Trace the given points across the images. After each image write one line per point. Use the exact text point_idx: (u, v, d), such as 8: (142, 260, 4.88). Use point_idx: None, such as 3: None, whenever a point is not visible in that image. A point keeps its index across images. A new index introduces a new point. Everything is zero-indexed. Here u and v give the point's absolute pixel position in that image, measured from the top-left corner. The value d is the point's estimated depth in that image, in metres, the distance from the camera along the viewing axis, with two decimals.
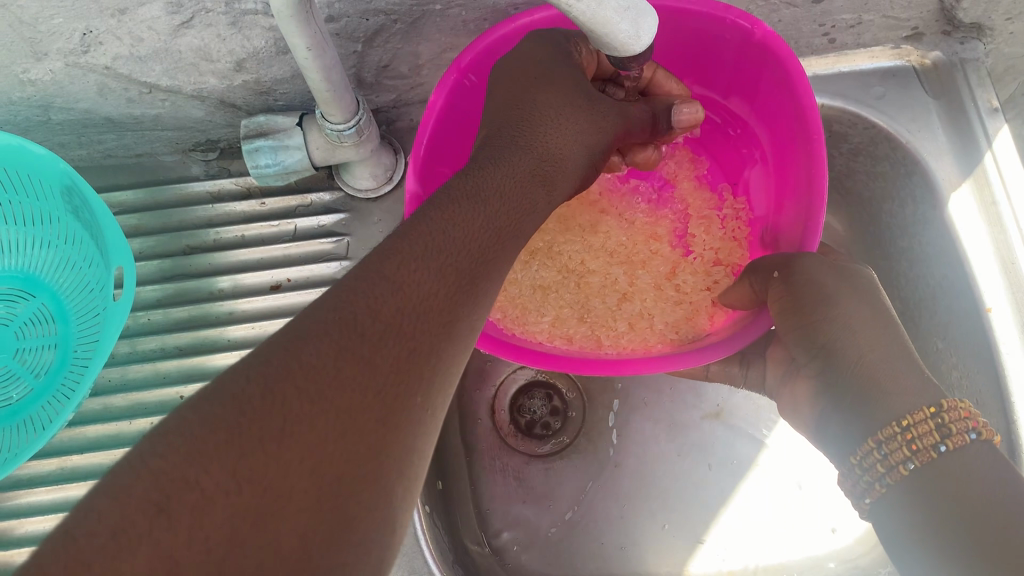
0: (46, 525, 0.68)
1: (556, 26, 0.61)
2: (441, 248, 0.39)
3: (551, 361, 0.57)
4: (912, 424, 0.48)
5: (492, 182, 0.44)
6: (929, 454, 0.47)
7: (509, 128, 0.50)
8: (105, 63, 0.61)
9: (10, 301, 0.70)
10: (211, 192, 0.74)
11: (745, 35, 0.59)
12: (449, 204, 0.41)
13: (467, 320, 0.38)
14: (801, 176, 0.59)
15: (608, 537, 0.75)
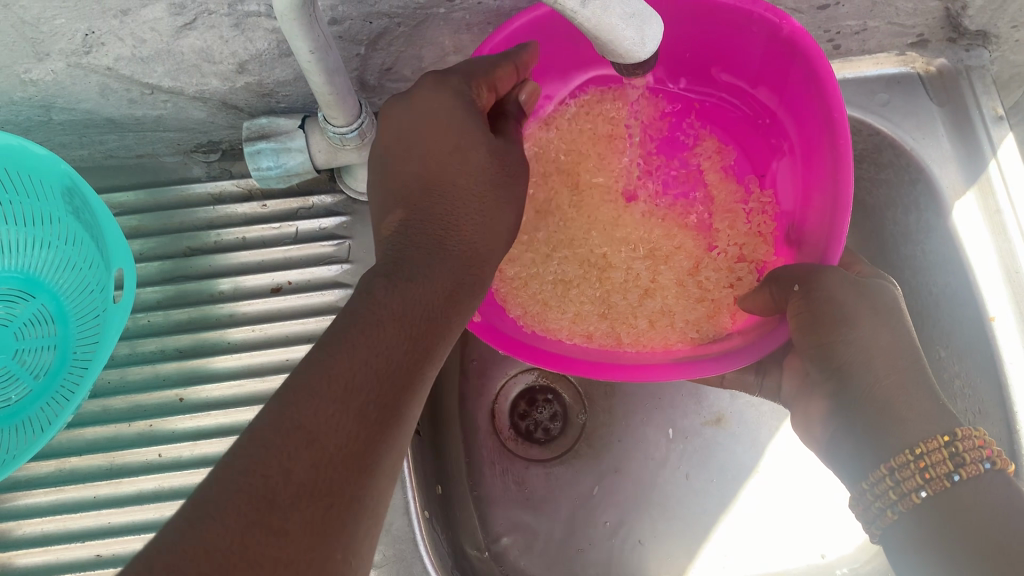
0: (43, 527, 0.68)
1: (550, 20, 0.60)
2: (357, 386, 0.39)
3: (564, 365, 0.58)
4: (925, 453, 0.50)
5: (410, 297, 0.44)
6: (943, 482, 0.49)
7: (425, 223, 0.49)
8: (107, 64, 0.60)
9: (10, 301, 0.70)
10: (213, 193, 0.73)
11: (772, 29, 0.58)
12: (365, 331, 0.41)
13: (388, 453, 0.39)
14: (826, 176, 0.58)
15: (608, 543, 0.75)
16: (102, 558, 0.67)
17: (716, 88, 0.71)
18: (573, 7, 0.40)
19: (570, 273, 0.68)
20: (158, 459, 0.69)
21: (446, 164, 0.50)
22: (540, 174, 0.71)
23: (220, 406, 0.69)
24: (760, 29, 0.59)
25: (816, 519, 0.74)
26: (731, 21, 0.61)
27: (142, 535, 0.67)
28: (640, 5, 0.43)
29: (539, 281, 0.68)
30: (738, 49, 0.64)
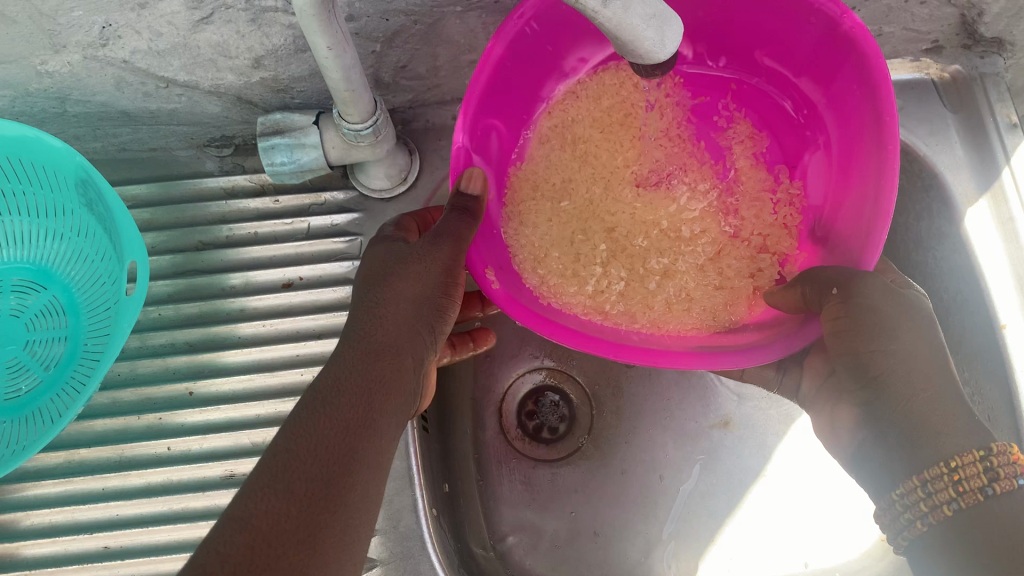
0: (51, 518, 0.68)
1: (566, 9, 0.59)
2: (288, 475, 0.43)
3: (589, 344, 0.56)
4: (959, 468, 0.49)
5: (337, 386, 0.48)
6: (976, 496, 0.49)
7: (348, 330, 0.53)
8: (123, 57, 0.60)
9: (21, 292, 0.70)
10: (226, 188, 0.74)
11: (831, 23, 0.57)
12: (293, 428, 0.45)
13: (331, 523, 0.42)
14: (869, 178, 0.58)
15: (614, 544, 0.75)
16: (111, 550, 0.67)
17: (758, 71, 0.70)
18: (594, 7, 0.40)
19: (592, 250, 0.67)
20: (167, 452, 0.69)
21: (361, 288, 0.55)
22: (569, 151, 0.71)
23: (229, 400, 0.69)
24: (818, 22, 0.58)
25: (817, 523, 0.74)
26: (788, 10, 0.59)
27: (150, 527, 0.67)
28: (660, 6, 0.43)
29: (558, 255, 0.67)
30: (789, 37, 0.63)
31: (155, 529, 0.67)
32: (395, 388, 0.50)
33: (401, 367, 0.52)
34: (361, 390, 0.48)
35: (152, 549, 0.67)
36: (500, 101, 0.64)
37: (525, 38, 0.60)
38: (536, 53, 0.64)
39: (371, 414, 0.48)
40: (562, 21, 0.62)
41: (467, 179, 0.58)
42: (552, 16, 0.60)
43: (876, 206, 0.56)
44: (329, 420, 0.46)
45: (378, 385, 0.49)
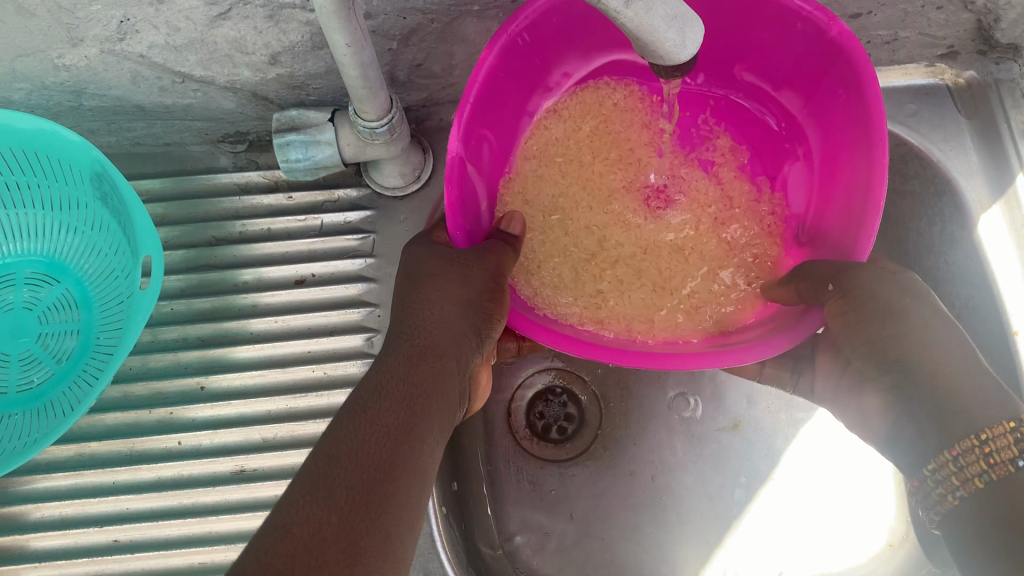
0: (61, 510, 0.68)
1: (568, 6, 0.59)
2: (329, 484, 0.42)
3: (578, 347, 0.55)
4: (986, 440, 0.49)
5: (380, 396, 0.48)
6: (1006, 468, 0.48)
7: (391, 338, 0.53)
8: (140, 51, 0.60)
9: (34, 285, 0.70)
10: (239, 183, 0.73)
11: (818, 30, 0.57)
12: (336, 437, 0.45)
13: (371, 532, 0.41)
14: (857, 185, 0.58)
15: (622, 545, 0.75)
16: (121, 543, 0.68)
17: (735, 87, 0.71)
18: (616, 7, 0.41)
19: (583, 257, 0.67)
20: (177, 447, 0.69)
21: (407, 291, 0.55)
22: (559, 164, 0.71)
23: (241, 395, 0.69)
24: (805, 28, 0.58)
25: (825, 527, 0.74)
26: (777, 19, 0.59)
27: (160, 521, 0.68)
28: (682, 7, 0.43)
29: (554, 264, 0.67)
30: (766, 48, 0.63)
31: (165, 523, 0.68)
32: (438, 397, 0.50)
33: (447, 375, 0.51)
34: (404, 397, 0.48)
35: (162, 542, 0.68)
36: (496, 111, 0.63)
37: (518, 48, 0.59)
38: (527, 67, 0.63)
39: (413, 422, 0.47)
40: (552, 30, 0.61)
41: (507, 219, 0.61)
42: (545, 26, 0.59)
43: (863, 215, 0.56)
44: (370, 426, 0.46)
45: (419, 393, 0.49)
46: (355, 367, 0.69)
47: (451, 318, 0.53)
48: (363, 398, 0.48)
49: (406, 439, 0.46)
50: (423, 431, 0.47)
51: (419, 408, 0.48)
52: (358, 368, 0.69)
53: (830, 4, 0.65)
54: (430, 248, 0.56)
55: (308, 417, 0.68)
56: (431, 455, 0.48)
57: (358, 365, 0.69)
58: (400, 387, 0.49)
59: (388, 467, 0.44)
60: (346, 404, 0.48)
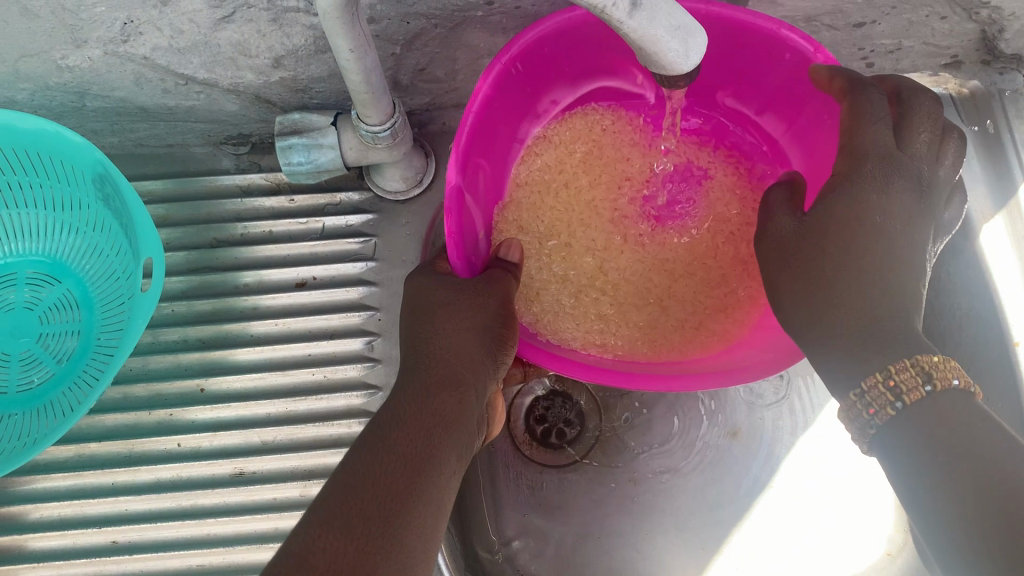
0: (61, 511, 0.68)
1: (565, 33, 0.59)
2: (346, 513, 0.42)
3: (598, 374, 0.55)
4: (896, 375, 0.43)
5: (398, 424, 0.48)
6: (918, 395, 0.42)
7: (410, 364, 0.52)
8: (143, 53, 0.60)
9: (35, 285, 0.70)
10: (241, 185, 0.73)
11: (804, 58, 0.58)
12: (355, 466, 0.45)
13: (384, 566, 0.41)
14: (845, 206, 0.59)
15: (620, 550, 0.75)
16: (120, 544, 0.68)
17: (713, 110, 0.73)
18: (620, 18, 0.41)
19: (582, 279, 0.67)
20: (177, 449, 0.69)
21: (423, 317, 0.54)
22: (551, 185, 0.71)
23: (241, 398, 0.69)
24: (793, 57, 0.59)
25: (824, 535, 0.74)
26: (766, 50, 0.60)
27: (159, 523, 0.68)
28: (685, 18, 0.43)
29: (553, 291, 0.67)
30: (753, 77, 0.66)
31: (164, 525, 0.68)
32: (457, 426, 0.49)
33: (466, 403, 0.51)
34: (422, 427, 0.48)
35: (161, 544, 0.68)
36: (490, 141, 0.63)
37: (512, 77, 0.59)
38: (518, 96, 0.63)
39: (432, 452, 0.47)
40: (546, 57, 0.62)
41: (505, 247, 0.59)
42: (540, 53, 0.60)
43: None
44: (387, 456, 0.46)
45: (437, 422, 0.48)
46: (356, 371, 0.69)
47: (468, 345, 0.53)
48: (381, 428, 0.48)
49: (424, 469, 0.46)
50: (441, 461, 0.47)
51: (438, 438, 0.48)
52: (358, 371, 0.69)
53: (834, 12, 0.65)
54: (439, 274, 0.55)
55: (308, 420, 0.68)
56: (450, 485, 0.48)
57: (358, 369, 0.69)
58: (418, 416, 0.48)
59: (405, 499, 0.44)
60: (365, 434, 0.48)
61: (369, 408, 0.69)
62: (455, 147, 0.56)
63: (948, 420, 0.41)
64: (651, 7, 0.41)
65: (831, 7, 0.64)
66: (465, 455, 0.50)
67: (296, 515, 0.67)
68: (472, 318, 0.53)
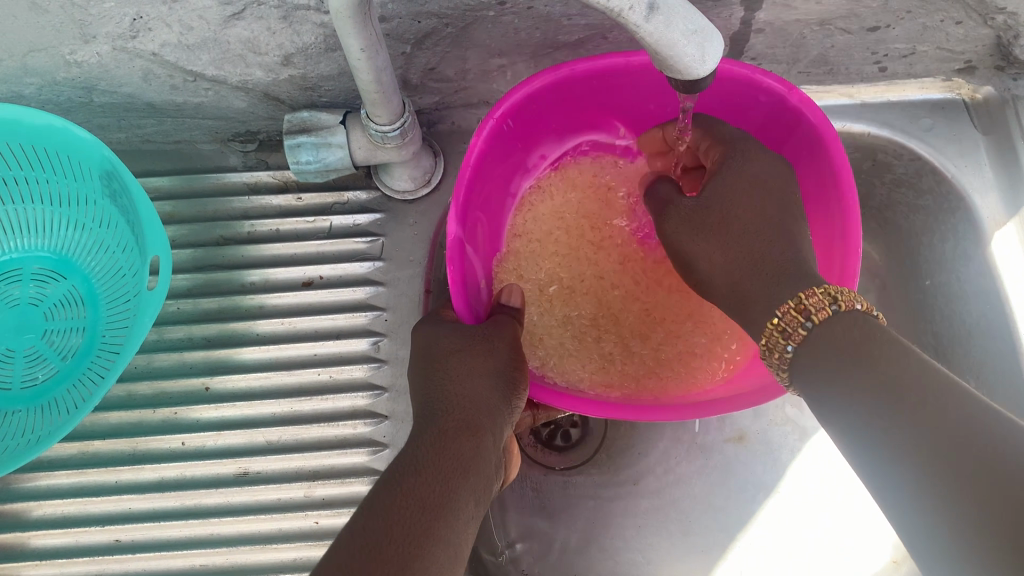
0: (64, 509, 0.68)
1: (555, 87, 0.61)
2: (365, 558, 0.39)
3: (615, 411, 0.55)
4: (805, 302, 0.49)
5: (415, 469, 0.46)
6: (825, 314, 0.48)
7: (425, 413, 0.51)
8: (152, 49, 0.60)
9: (40, 281, 0.70)
10: (249, 183, 0.73)
11: (779, 98, 0.60)
12: (373, 512, 0.42)
13: None
14: (837, 230, 0.60)
15: (624, 554, 0.74)
16: (123, 543, 0.68)
17: None
18: (637, 22, 0.40)
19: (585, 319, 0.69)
20: (181, 448, 0.69)
21: (436, 367, 0.53)
22: (550, 230, 0.71)
23: (246, 397, 0.69)
24: (766, 98, 0.61)
25: (829, 542, 0.73)
26: (740, 92, 0.62)
27: (163, 522, 0.68)
28: (702, 22, 0.43)
29: (555, 335, 0.68)
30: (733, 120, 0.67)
31: (168, 524, 0.68)
32: (476, 471, 0.47)
33: (484, 449, 0.49)
34: (441, 473, 0.46)
35: (165, 543, 0.68)
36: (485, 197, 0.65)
37: (504, 130, 0.61)
38: (510, 148, 0.65)
39: (450, 502, 0.45)
40: (533, 114, 0.64)
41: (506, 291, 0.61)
42: (526, 109, 0.62)
43: (850, 259, 0.58)
44: (406, 502, 0.43)
45: (456, 466, 0.47)
46: (361, 371, 0.69)
47: (481, 391, 0.52)
48: (398, 477, 0.45)
49: (441, 519, 0.43)
50: (459, 511, 0.45)
51: (456, 487, 0.46)
52: (364, 372, 0.69)
53: (849, 16, 0.64)
54: (445, 325, 0.56)
55: (312, 420, 0.68)
56: (466, 538, 0.45)
57: (364, 369, 0.69)
58: (436, 462, 0.46)
59: (422, 550, 0.41)
60: (380, 484, 0.45)
61: (376, 409, 0.68)
62: (454, 201, 0.57)
63: (860, 345, 0.46)
64: (667, 11, 0.41)
65: (845, 11, 0.64)
66: (481, 505, 0.48)
67: (301, 515, 0.67)
68: (484, 360, 0.53)
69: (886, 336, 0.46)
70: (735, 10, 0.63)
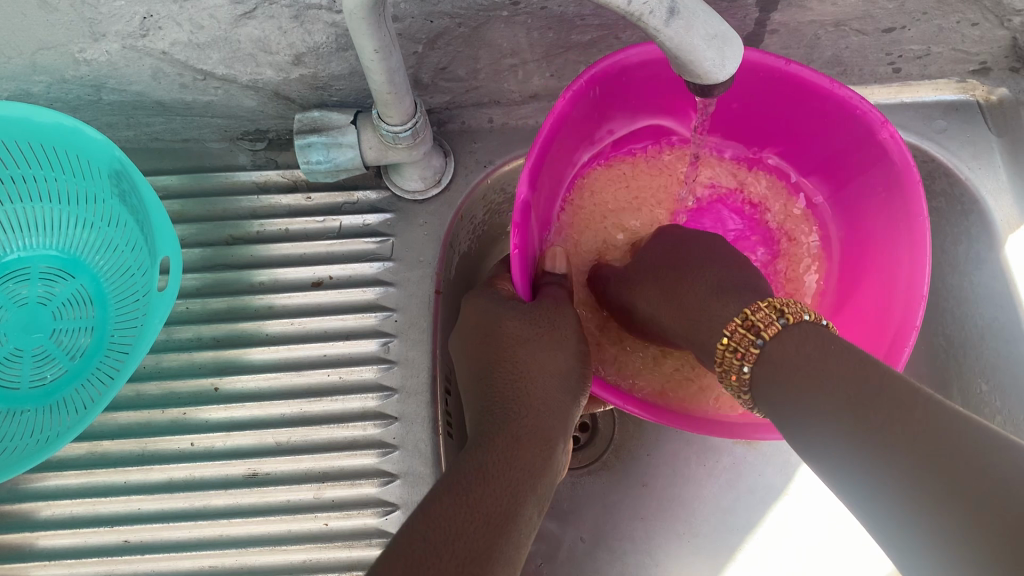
0: (73, 509, 0.67)
1: (646, 63, 0.60)
2: (431, 557, 0.39)
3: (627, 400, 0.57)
4: (733, 341, 0.50)
5: (480, 473, 0.45)
6: (774, 328, 0.48)
7: (496, 407, 0.52)
8: (162, 48, 0.60)
9: (49, 280, 0.70)
10: (258, 182, 0.73)
11: (868, 127, 0.59)
12: (436, 511, 0.42)
13: None
14: (900, 278, 0.59)
15: (632, 557, 0.73)
16: (131, 544, 0.67)
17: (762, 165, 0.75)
18: (656, 26, 0.40)
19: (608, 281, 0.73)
20: (190, 448, 0.68)
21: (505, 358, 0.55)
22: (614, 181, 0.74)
23: (254, 397, 0.69)
24: (857, 125, 0.60)
25: (837, 541, 0.73)
26: (828, 110, 0.61)
27: (171, 523, 0.67)
28: (722, 26, 0.42)
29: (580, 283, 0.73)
30: (809, 136, 0.67)
31: (176, 525, 0.67)
32: (541, 480, 0.47)
33: (553, 458, 0.49)
34: (508, 482, 0.45)
35: (174, 545, 0.67)
36: (554, 168, 0.63)
37: (587, 102, 0.60)
38: (588, 120, 0.64)
39: (517, 508, 0.44)
40: (624, 86, 0.63)
41: (551, 258, 0.64)
42: (619, 79, 0.61)
43: (906, 304, 0.58)
44: (474, 510, 0.43)
45: (523, 474, 0.46)
46: (371, 372, 0.69)
47: (551, 393, 0.53)
48: (464, 476, 0.45)
49: (507, 526, 0.43)
50: (525, 519, 0.44)
51: (524, 495, 0.45)
52: (375, 373, 0.69)
53: (864, 17, 0.64)
54: (508, 306, 0.58)
55: (322, 421, 0.68)
56: (526, 547, 0.44)
57: (374, 371, 0.69)
58: (503, 466, 0.46)
59: (488, 555, 0.40)
60: (443, 482, 0.45)
61: (385, 410, 0.68)
62: (529, 160, 0.55)
63: (829, 354, 0.44)
64: (688, 16, 0.40)
65: (861, 12, 0.63)
66: (542, 513, 0.47)
67: (310, 517, 0.67)
68: (549, 362, 0.55)
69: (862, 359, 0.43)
70: (750, 12, 0.62)
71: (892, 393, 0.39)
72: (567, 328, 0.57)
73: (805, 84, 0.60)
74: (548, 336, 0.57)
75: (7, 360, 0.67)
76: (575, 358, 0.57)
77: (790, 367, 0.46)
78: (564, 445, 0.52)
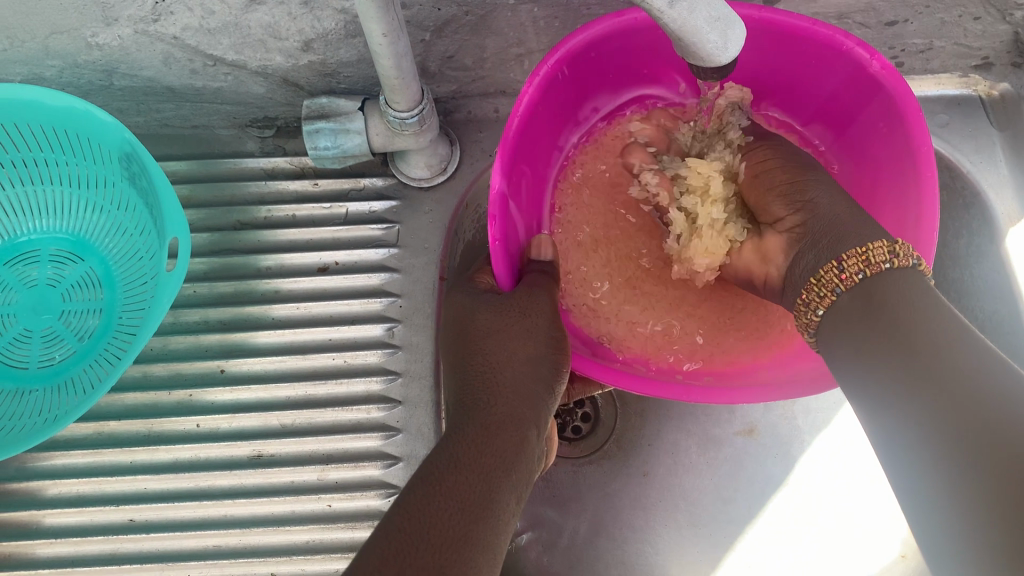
0: (79, 487, 0.68)
1: (618, 35, 0.60)
2: (407, 548, 0.39)
3: (629, 381, 0.56)
4: (867, 251, 0.47)
5: (453, 463, 0.45)
6: (877, 267, 0.46)
7: (470, 395, 0.52)
8: (173, 33, 0.60)
9: (58, 262, 0.71)
10: (266, 169, 0.74)
11: (857, 64, 0.58)
12: (412, 505, 0.42)
13: None
14: (909, 213, 0.57)
15: (633, 544, 0.73)
16: (137, 522, 0.68)
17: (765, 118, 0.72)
18: (660, 6, 0.40)
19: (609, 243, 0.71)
20: (195, 429, 0.69)
21: (477, 348, 0.55)
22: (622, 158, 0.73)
23: (260, 380, 0.69)
24: (846, 64, 0.59)
25: (836, 535, 0.73)
26: (816, 54, 0.60)
27: (175, 503, 0.68)
28: (726, 8, 0.43)
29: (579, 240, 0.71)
30: (808, 82, 0.65)
31: (180, 505, 0.68)
32: (518, 466, 0.47)
33: (527, 443, 0.49)
34: (482, 469, 0.45)
35: (179, 524, 0.68)
36: (533, 147, 0.63)
37: (558, 80, 0.60)
38: (561, 99, 0.64)
39: (492, 495, 0.44)
40: (593, 62, 0.63)
41: (536, 248, 0.63)
42: (586, 57, 0.61)
43: (919, 235, 0.55)
44: (446, 498, 0.43)
45: (497, 460, 0.46)
46: (376, 357, 0.69)
47: (521, 378, 0.53)
48: (436, 467, 0.45)
49: (482, 513, 0.43)
50: (501, 504, 0.44)
51: (498, 481, 0.45)
52: (378, 357, 0.69)
53: (867, 10, 0.65)
54: (473, 298, 0.59)
55: (327, 404, 0.69)
56: (507, 533, 0.44)
57: (378, 355, 0.69)
58: (476, 454, 0.46)
59: (463, 543, 0.41)
60: (419, 474, 0.45)
61: (389, 394, 0.69)
62: (500, 152, 0.55)
63: (899, 312, 0.44)
64: None
65: (864, 5, 0.64)
66: (522, 499, 0.47)
67: (314, 498, 0.68)
68: (521, 349, 0.55)
69: (940, 324, 0.43)
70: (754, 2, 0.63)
71: (933, 350, 0.41)
72: (539, 315, 0.56)
73: (786, 31, 0.59)
74: (519, 324, 0.56)
75: (16, 341, 0.68)
76: (548, 343, 0.56)
77: (860, 326, 0.46)
78: (540, 431, 0.51)
